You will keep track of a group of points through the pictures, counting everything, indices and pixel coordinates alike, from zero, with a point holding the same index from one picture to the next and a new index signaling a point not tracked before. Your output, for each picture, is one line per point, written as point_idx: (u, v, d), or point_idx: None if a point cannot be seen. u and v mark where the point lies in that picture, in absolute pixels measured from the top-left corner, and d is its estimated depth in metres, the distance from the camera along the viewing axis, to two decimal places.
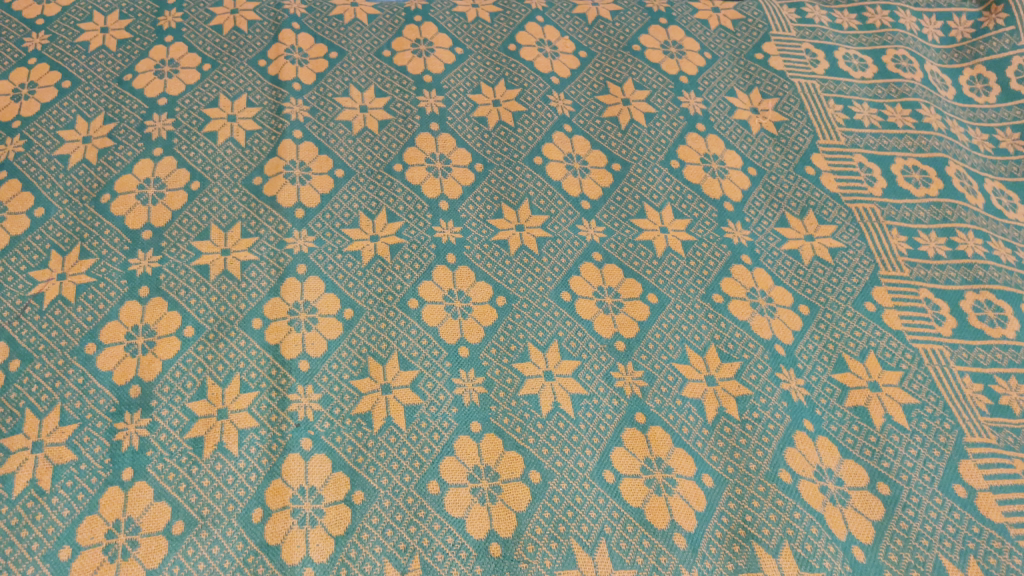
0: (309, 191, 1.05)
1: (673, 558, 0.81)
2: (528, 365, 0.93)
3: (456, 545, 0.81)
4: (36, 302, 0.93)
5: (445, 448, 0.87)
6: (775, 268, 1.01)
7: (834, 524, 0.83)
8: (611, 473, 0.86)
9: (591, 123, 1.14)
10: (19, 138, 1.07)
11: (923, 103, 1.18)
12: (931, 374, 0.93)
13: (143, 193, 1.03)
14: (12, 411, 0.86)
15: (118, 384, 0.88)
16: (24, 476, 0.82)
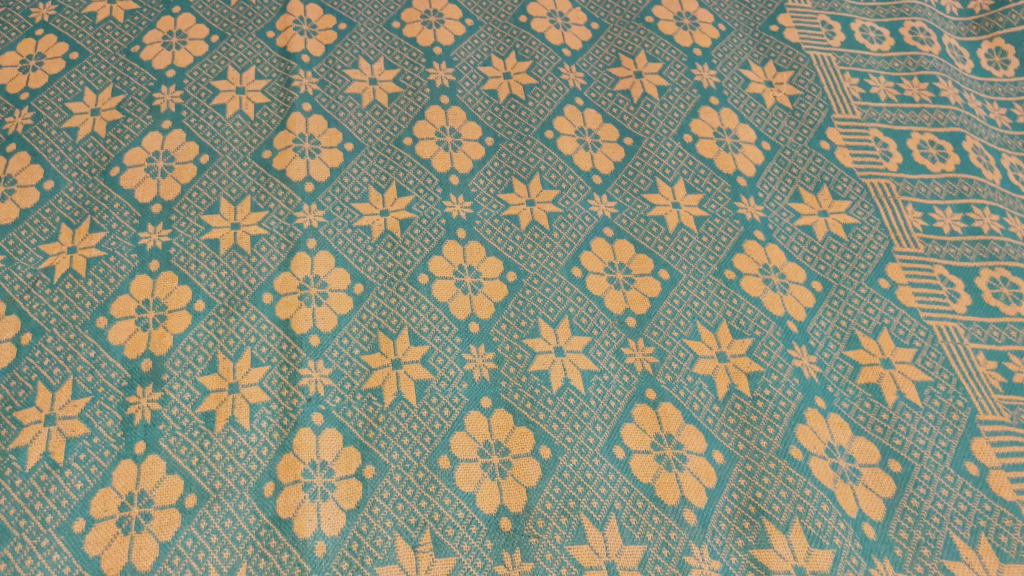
0: (319, 165, 1.04)
1: (683, 533, 0.81)
2: (538, 341, 0.92)
3: (466, 519, 0.82)
4: (47, 276, 0.94)
5: (456, 423, 0.87)
6: (788, 245, 1.00)
7: (845, 501, 0.83)
8: (621, 449, 0.86)
9: (603, 96, 1.13)
10: (27, 111, 1.06)
11: (941, 76, 1.16)
12: (944, 352, 0.93)
13: (152, 166, 1.02)
14: (25, 385, 0.86)
15: (129, 358, 0.89)
16: (37, 450, 0.83)
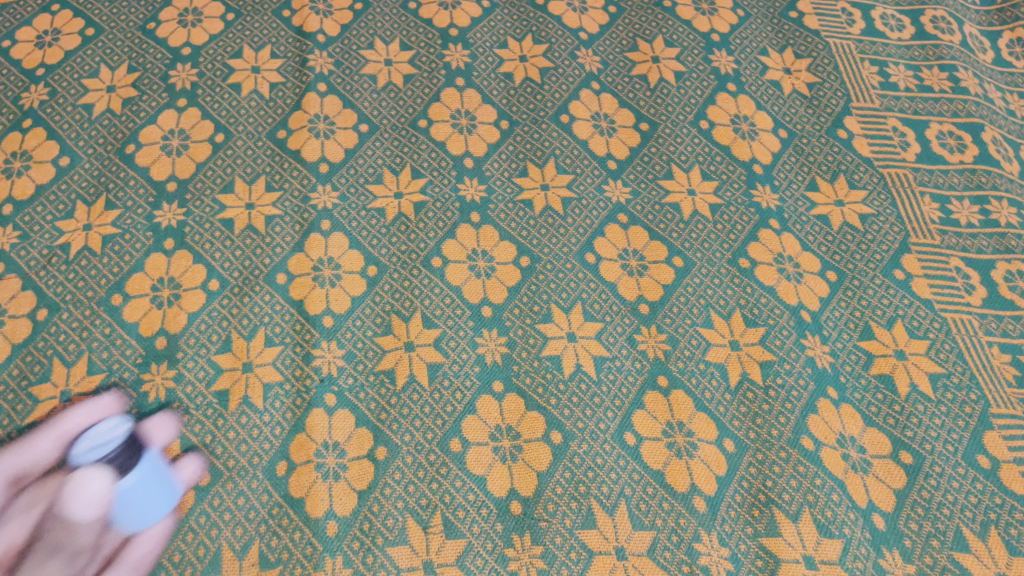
0: (334, 146, 1.04)
1: (692, 520, 0.82)
2: (551, 326, 0.92)
3: (477, 502, 0.82)
4: (63, 253, 0.94)
5: (467, 407, 0.87)
6: (803, 234, 1.00)
7: (855, 491, 0.83)
8: (632, 435, 0.86)
9: (620, 81, 1.12)
10: (43, 87, 1.06)
11: (961, 66, 1.15)
12: (958, 344, 0.92)
13: (167, 144, 1.02)
14: (40, 360, 0.87)
15: (144, 336, 0.89)
16: (52, 425, 0.84)
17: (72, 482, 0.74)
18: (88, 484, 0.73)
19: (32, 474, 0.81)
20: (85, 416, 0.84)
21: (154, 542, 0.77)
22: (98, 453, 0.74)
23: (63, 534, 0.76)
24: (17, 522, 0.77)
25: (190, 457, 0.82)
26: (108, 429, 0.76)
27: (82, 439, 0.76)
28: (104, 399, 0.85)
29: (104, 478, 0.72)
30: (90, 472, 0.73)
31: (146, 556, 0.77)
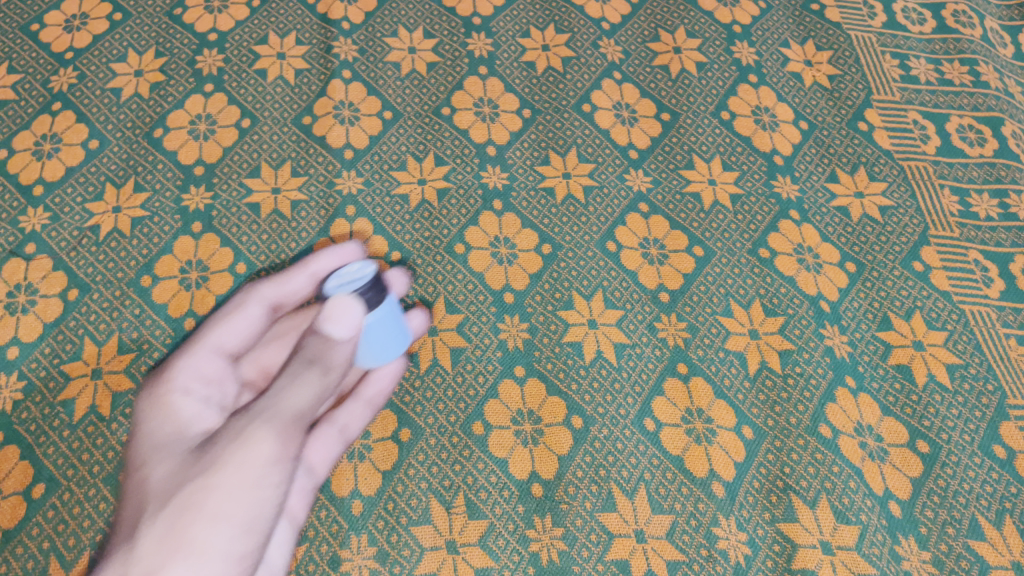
0: (358, 132, 1.05)
1: (711, 505, 0.83)
2: (572, 313, 0.94)
3: (499, 484, 0.83)
4: (93, 234, 0.96)
5: (490, 391, 0.88)
6: (823, 225, 1.01)
7: (871, 479, 0.84)
8: (651, 421, 0.87)
9: (641, 71, 1.13)
10: (72, 71, 1.08)
11: (982, 60, 1.16)
12: (976, 336, 0.93)
13: (195, 129, 1.04)
14: (72, 340, 0.89)
15: (173, 317, 0.91)
16: (84, 402, 0.85)
17: (336, 303, 0.76)
18: (351, 310, 0.76)
19: (284, 304, 0.88)
20: (334, 258, 0.90)
21: (389, 378, 0.86)
22: (351, 287, 0.78)
23: (320, 348, 0.75)
24: (274, 347, 0.87)
25: (418, 310, 0.91)
26: (355, 269, 0.79)
27: (335, 275, 0.79)
28: (350, 246, 0.92)
29: (359, 310, 0.76)
30: (346, 300, 0.76)
31: (381, 391, 0.86)
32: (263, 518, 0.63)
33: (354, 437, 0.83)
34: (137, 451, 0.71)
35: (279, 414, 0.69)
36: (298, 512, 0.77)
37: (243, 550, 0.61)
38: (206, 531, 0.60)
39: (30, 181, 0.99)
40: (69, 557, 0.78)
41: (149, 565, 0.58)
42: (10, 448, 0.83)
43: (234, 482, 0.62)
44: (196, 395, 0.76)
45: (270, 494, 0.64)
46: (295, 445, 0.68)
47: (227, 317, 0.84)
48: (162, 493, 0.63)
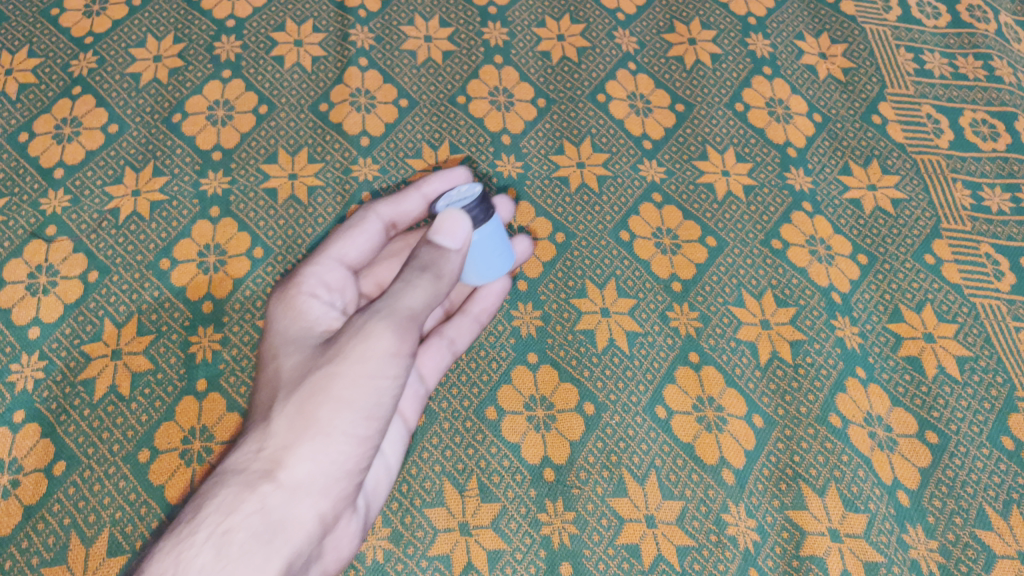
0: (375, 119, 1.06)
1: (721, 492, 0.84)
2: (585, 301, 0.94)
3: (511, 468, 0.84)
4: (113, 218, 0.97)
5: (503, 376, 0.89)
6: (835, 217, 1.01)
7: (880, 469, 0.85)
8: (662, 409, 0.88)
9: (656, 62, 1.13)
10: (91, 55, 1.09)
11: (997, 55, 1.16)
12: (986, 329, 0.94)
13: (213, 114, 1.05)
14: (92, 321, 0.90)
15: (192, 299, 0.92)
16: (104, 382, 0.87)
17: (446, 216, 0.72)
18: (461, 224, 0.72)
19: (398, 223, 0.93)
20: (444, 182, 0.95)
21: (495, 297, 0.92)
22: (460, 202, 0.77)
23: (433, 257, 0.70)
24: (386, 266, 0.95)
25: (522, 237, 0.95)
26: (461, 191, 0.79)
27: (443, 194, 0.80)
28: (458, 171, 0.96)
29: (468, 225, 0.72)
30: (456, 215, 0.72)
31: (488, 309, 0.92)
32: (382, 407, 0.65)
33: (461, 351, 0.90)
34: (271, 343, 0.75)
35: (396, 315, 0.67)
36: (410, 414, 0.83)
37: (365, 436, 0.65)
38: (331, 417, 0.63)
39: (51, 164, 1.00)
40: (89, 533, 0.79)
41: (283, 444, 0.63)
42: (31, 426, 0.84)
43: (355, 374, 0.64)
44: (323, 298, 0.83)
45: (388, 385, 0.65)
46: (412, 343, 0.67)
47: (349, 233, 0.90)
48: (294, 382, 0.66)
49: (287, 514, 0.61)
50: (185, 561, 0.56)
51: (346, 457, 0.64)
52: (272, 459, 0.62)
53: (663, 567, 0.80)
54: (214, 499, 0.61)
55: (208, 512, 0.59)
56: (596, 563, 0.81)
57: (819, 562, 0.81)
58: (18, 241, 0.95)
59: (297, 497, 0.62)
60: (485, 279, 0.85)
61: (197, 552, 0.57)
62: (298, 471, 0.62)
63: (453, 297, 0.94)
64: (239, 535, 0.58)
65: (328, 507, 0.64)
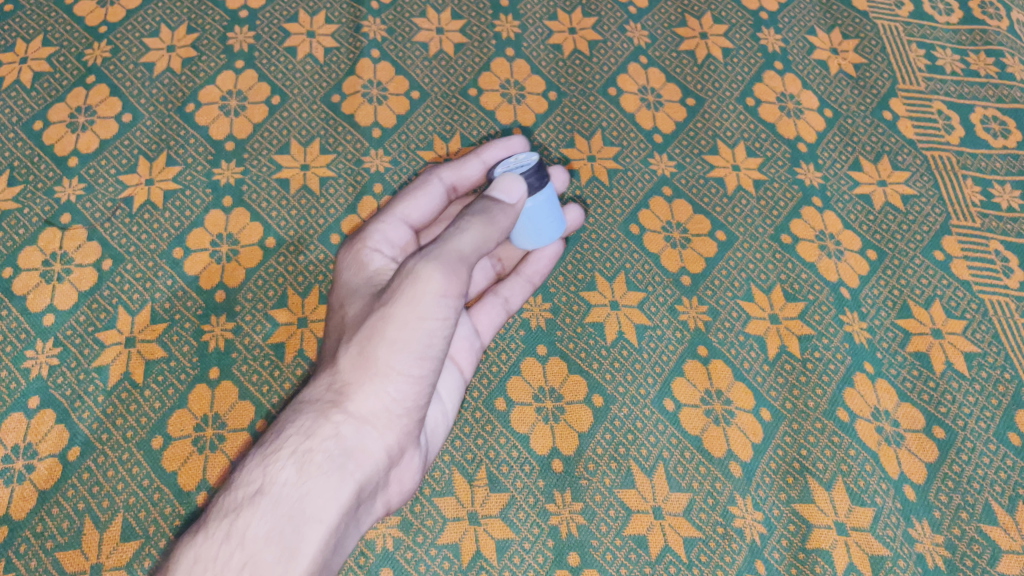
0: (387, 111, 1.06)
1: (728, 485, 0.85)
2: (595, 294, 0.95)
3: (520, 458, 0.85)
4: (126, 206, 0.98)
5: (512, 367, 0.90)
6: (845, 212, 1.01)
7: (887, 463, 0.86)
8: (671, 402, 0.89)
9: (668, 56, 1.14)
10: (105, 44, 1.09)
11: (1009, 51, 1.15)
12: (994, 325, 0.94)
13: (226, 105, 1.05)
14: (106, 308, 0.91)
15: (205, 288, 0.93)
16: (118, 369, 0.88)
17: (504, 177, 0.77)
18: (516, 184, 0.76)
19: (458, 187, 0.95)
20: (503, 150, 0.96)
21: (549, 261, 0.94)
22: (520, 168, 0.80)
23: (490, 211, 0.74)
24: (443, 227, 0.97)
25: (574, 206, 0.97)
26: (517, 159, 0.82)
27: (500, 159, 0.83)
28: (517, 141, 0.97)
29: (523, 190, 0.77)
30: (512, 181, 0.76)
31: (542, 271, 0.94)
32: (435, 348, 0.68)
33: (515, 309, 0.92)
34: (341, 293, 0.80)
35: (446, 256, 0.68)
36: (465, 366, 0.86)
37: (421, 375, 0.68)
38: (389, 357, 0.67)
39: (65, 152, 1.01)
40: (103, 518, 0.80)
41: (349, 381, 0.68)
42: (47, 411, 0.85)
43: (407, 316, 0.67)
44: (387, 255, 0.86)
45: (440, 327, 0.67)
46: (462, 284, 0.68)
47: (413, 193, 0.92)
48: (356, 325, 0.71)
49: (356, 441, 0.67)
50: (270, 475, 0.63)
51: (405, 393, 0.68)
52: (340, 392, 0.68)
53: (669, 558, 0.81)
54: (294, 425, 0.68)
55: (290, 435, 0.67)
56: (604, 553, 0.81)
57: (825, 555, 0.81)
58: (33, 228, 0.96)
59: (365, 427, 0.68)
60: (537, 244, 0.87)
61: (279, 468, 0.64)
62: (365, 404, 0.67)
63: (506, 258, 0.96)
64: (316, 456, 0.65)
65: (392, 438, 0.69)
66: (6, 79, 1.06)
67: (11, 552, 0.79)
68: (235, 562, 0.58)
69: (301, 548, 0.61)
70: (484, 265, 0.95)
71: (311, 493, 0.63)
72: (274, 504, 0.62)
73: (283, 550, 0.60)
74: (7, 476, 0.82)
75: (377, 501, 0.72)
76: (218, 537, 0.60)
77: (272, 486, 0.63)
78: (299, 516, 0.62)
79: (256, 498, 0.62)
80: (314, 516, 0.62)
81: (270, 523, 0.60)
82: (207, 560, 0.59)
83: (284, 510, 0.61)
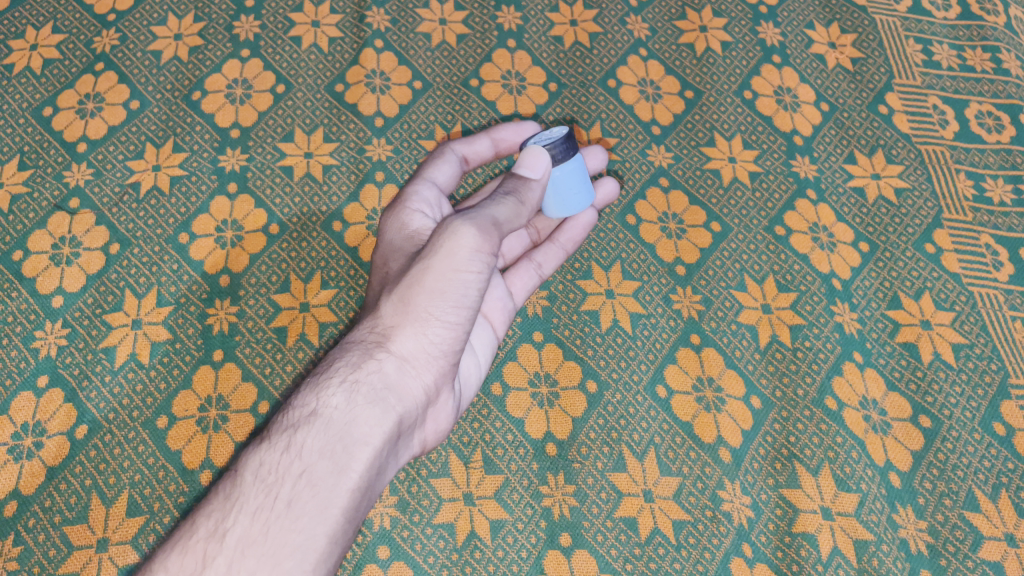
0: (389, 101, 1.08)
1: (718, 469, 0.87)
2: (591, 283, 0.96)
3: (515, 441, 0.87)
4: (134, 191, 1.00)
5: (508, 353, 0.92)
6: (839, 205, 1.03)
7: (873, 451, 0.88)
8: (663, 388, 0.91)
9: (667, 48, 1.15)
10: (114, 32, 1.11)
11: (1005, 47, 1.17)
12: (982, 317, 0.96)
13: (232, 93, 1.07)
14: (114, 291, 0.94)
15: (209, 273, 0.95)
16: (124, 351, 0.90)
17: (527, 151, 0.81)
18: (540, 157, 0.80)
19: (470, 159, 0.97)
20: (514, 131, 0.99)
21: (583, 229, 0.96)
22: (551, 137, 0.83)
23: (519, 185, 0.78)
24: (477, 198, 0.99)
25: (608, 179, 0.99)
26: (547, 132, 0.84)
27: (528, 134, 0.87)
28: (529, 124, 1.00)
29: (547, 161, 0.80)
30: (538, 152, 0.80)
31: (575, 239, 0.96)
32: (470, 299, 0.73)
33: (547, 275, 0.95)
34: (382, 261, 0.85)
35: (483, 219, 0.73)
36: (498, 325, 0.89)
37: (458, 322, 0.73)
38: (427, 303, 0.71)
39: (74, 138, 1.03)
40: (109, 494, 0.83)
41: (391, 325, 0.73)
42: (55, 390, 0.88)
43: (445, 268, 0.71)
44: (428, 215, 0.88)
45: (474, 281, 0.72)
46: (494, 246, 0.73)
47: (437, 161, 0.94)
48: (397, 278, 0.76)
49: (398, 378, 0.72)
50: (322, 400, 0.69)
51: (443, 338, 0.73)
52: (382, 334, 0.73)
53: (659, 540, 0.83)
54: (341, 359, 0.73)
55: (338, 367, 0.72)
56: (595, 534, 0.83)
57: (811, 538, 0.84)
58: (42, 212, 0.98)
59: (405, 365, 0.73)
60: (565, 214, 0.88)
61: (330, 395, 0.69)
62: (406, 345, 0.72)
63: (542, 227, 0.98)
64: (362, 386, 0.71)
65: (430, 379, 0.74)
66: (16, 66, 1.08)
67: (20, 526, 0.81)
68: (294, 471, 0.65)
69: (349, 466, 0.67)
70: (518, 233, 0.97)
71: (358, 419, 0.69)
72: (327, 425, 0.67)
73: (334, 466, 0.66)
74: (17, 452, 0.84)
75: (415, 437, 0.77)
76: (278, 449, 0.66)
77: (325, 409, 0.68)
78: (349, 437, 0.67)
79: (311, 419, 0.68)
80: (363, 438, 0.68)
81: (323, 440, 0.66)
82: (270, 467, 0.65)
83: (334, 431, 0.67)
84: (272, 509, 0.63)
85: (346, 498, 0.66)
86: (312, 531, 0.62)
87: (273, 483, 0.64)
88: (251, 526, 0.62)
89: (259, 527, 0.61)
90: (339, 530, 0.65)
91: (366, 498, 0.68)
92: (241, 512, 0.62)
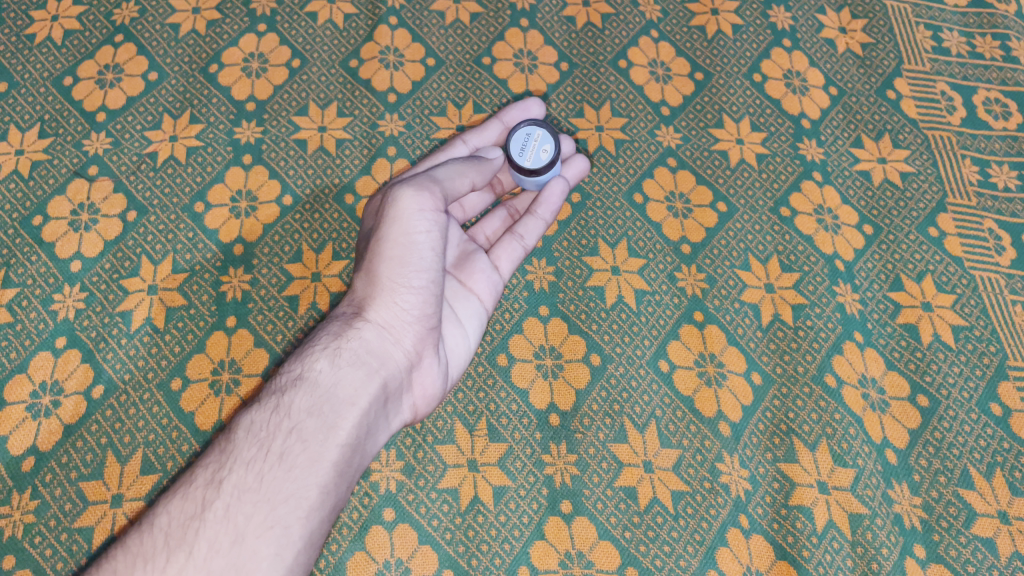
0: (402, 77, 1.10)
1: (717, 443, 0.88)
2: (597, 260, 0.98)
3: (519, 412, 0.89)
4: (151, 161, 1.02)
5: (515, 327, 0.94)
6: (844, 187, 1.04)
7: (871, 428, 0.89)
8: (665, 363, 0.92)
9: (678, 31, 1.16)
10: (133, 5, 1.13)
11: (1015, 35, 1.17)
12: (983, 301, 0.98)
13: (248, 67, 1.09)
14: (130, 257, 0.96)
15: (224, 242, 0.97)
16: (140, 315, 0.92)
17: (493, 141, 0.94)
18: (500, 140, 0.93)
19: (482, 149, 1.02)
20: (521, 111, 1.04)
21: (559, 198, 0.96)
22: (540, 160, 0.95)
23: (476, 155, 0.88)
24: None
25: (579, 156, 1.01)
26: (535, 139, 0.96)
27: (517, 137, 0.97)
28: (535, 100, 1.05)
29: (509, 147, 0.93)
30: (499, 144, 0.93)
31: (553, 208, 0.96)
32: (428, 260, 0.77)
33: (532, 246, 0.95)
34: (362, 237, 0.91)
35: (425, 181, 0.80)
36: (486, 297, 0.91)
37: (424, 285, 0.77)
38: (392, 272, 0.77)
39: (93, 107, 1.05)
40: (124, 452, 0.85)
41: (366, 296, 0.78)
42: (73, 351, 0.90)
43: (398, 236, 0.77)
44: None
45: (425, 241, 0.78)
46: (436, 200, 0.79)
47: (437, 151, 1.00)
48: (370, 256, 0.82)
49: (380, 344, 0.77)
50: (309, 365, 0.74)
51: (413, 303, 0.77)
52: (359, 305, 0.79)
53: (657, 509, 0.85)
54: (325, 331, 0.78)
55: (321, 338, 0.77)
56: (595, 502, 0.85)
57: (806, 511, 0.85)
58: (62, 178, 1.00)
59: (385, 332, 0.77)
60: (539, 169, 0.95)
61: (315, 360, 0.74)
62: (382, 312, 0.78)
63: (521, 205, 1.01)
64: (345, 351, 0.75)
65: (411, 344, 0.78)
66: (37, 36, 1.10)
67: (37, 480, 0.84)
68: (284, 428, 0.68)
69: (337, 424, 0.70)
70: (499, 213, 1.00)
71: (342, 382, 0.73)
72: (312, 387, 0.72)
73: (322, 424, 0.69)
74: (35, 410, 0.87)
75: (405, 401, 0.80)
76: (268, 409, 0.70)
77: (310, 374, 0.73)
78: (334, 398, 0.71)
79: (298, 382, 0.72)
80: (346, 397, 0.72)
81: (310, 400, 0.70)
82: (260, 425, 0.69)
83: (321, 392, 0.71)
84: (265, 461, 0.66)
85: (337, 452, 0.69)
86: (303, 481, 0.66)
87: (265, 439, 0.68)
88: (245, 475, 0.65)
89: (252, 476, 0.65)
90: (330, 481, 0.68)
91: (359, 456, 0.72)
92: (235, 463, 0.66)
